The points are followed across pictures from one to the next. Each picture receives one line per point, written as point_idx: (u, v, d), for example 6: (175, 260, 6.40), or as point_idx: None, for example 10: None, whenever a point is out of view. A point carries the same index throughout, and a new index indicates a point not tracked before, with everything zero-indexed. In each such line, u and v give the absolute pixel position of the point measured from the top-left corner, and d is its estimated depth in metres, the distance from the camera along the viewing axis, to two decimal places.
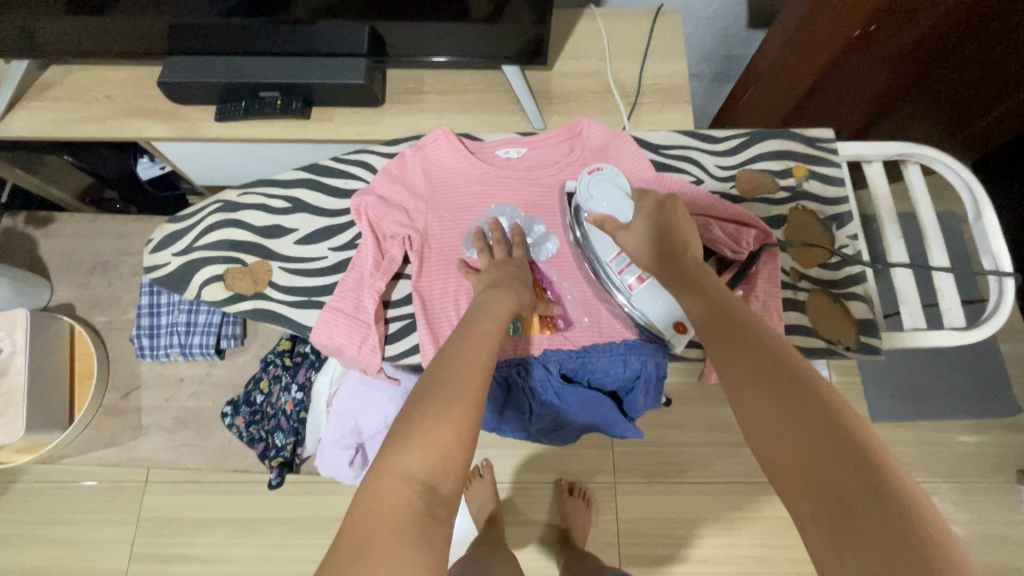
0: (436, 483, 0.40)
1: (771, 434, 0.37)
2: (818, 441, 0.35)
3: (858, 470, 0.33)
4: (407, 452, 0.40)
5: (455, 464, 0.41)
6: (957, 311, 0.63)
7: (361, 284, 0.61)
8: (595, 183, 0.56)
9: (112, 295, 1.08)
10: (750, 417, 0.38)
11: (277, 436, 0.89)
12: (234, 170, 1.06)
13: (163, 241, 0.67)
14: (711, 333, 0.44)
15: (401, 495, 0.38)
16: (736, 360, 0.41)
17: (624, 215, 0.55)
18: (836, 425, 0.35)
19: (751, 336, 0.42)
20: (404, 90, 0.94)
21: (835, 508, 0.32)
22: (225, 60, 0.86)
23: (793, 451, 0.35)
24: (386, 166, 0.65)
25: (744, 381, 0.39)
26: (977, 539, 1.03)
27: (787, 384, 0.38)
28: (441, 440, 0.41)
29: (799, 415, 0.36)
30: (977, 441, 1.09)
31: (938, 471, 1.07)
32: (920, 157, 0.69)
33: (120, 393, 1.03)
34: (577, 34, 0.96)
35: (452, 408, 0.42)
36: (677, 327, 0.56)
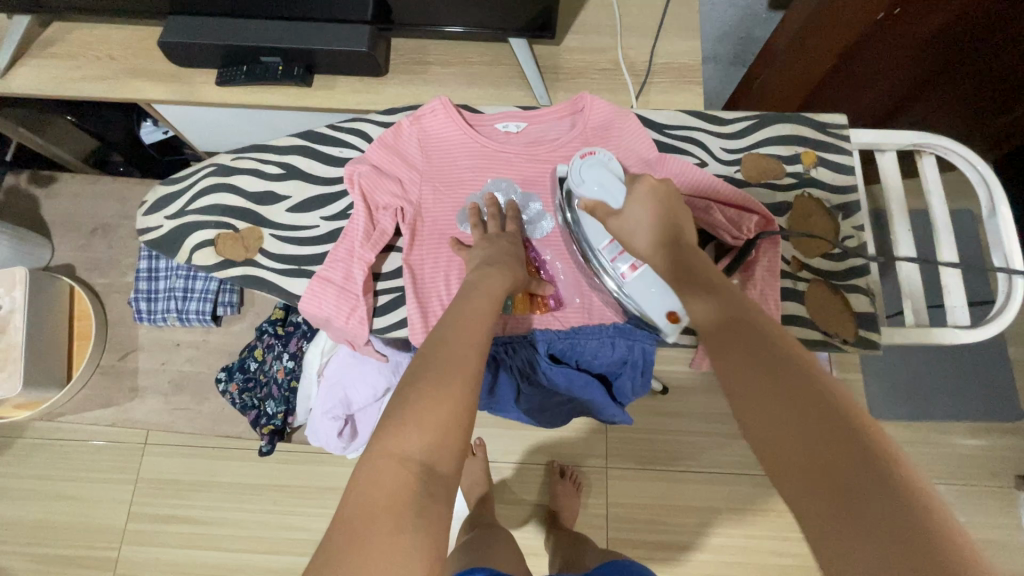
0: (434, 462, 0.39)
1: (774, 435, 0.35)
2: (825, 440, 0.33)
3: (867, 470, 0.32)
4: (403, 432, 0.39)
5: (455, 442, 0.40)
6: (962, 309, 0.62)
7: (350, 255, 0.60)
8: (587, 168, 0.56)
9: (111, 257, 1.08)
10: (752, 418, 0.37)
11: (268, 404, 0.90)
12: (235, 136, 1.05)
13: (156, 203, 0.67)
14: (710, 331, 0.42)
15: (398, 476, 0.38)
16: (737, 357, 0.39)
17: (616, 201, 0.54)
18: (836, 416, 0.34)
19: (755, 330, 0.40)
20: (409, 60, 0.92)
21: (842, 503, 0.31)
22: (228, 23, 0.84)
23: (796, 444, 0.34)
24: (382, 136, 0.64)
25: (745, 381, 0.38)
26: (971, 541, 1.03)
27: (792, 381, 0.36)
28: (439, 420, 0.40)
29: (806, 413, 0.35)
30: (979, 444, 1.07)
31: (935, 472, 1.06)
32: (937, 148, 0.66)
33: (118, 354, 1.04)
34: (589, 8, 0.93)
35: (448, 388, 0.42)
36: (671, 318, 0.54)
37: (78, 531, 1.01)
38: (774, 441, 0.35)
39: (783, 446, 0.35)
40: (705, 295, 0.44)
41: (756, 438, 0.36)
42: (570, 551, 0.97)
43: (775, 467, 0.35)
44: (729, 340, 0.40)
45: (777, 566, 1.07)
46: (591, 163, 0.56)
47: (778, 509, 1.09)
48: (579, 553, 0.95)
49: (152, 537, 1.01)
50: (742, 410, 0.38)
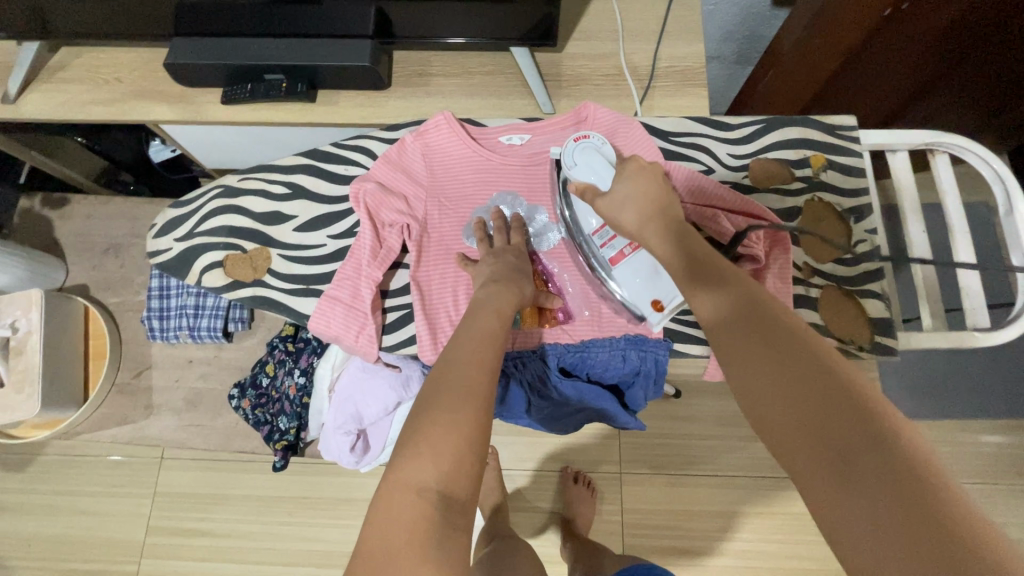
0: (451, 490, 0.38)
1: (789, 429, 0.34)
2: (832, 415, 0.33)
3: (875, 442, 0.31)
4: (417, 462, 0.39)
5: (470, 469, 0.40)
6: (981, 311, 0.60)
7: (358, 273, 0.60)
8: (579, 150, 0.57)
9: (124, 277, 1.09)
10: (763, 409, 0.36)
11: (281, 420, 0.90)
12: (242, 153, 1.06)
13: (165, 226, 0.67)
14: (717, 321, 0.41)
15: (416, 508, 0.37)
16: (745, 349, 0.38)
17: (605, 183, 0.55)
18: (832, 384, 0.34)
19: (746, 304, 0.40)
20: (411, 72, 0.92)
21: (843, 470, 0.31)
22: (231, 42, 0.85)
23: (793, 414, 0.34)
24: (386, 152, 0.64)
25: (754, 374, 0.37)
26: None
27: (788, 357, 0.36)
28: (452, 449, 0.40)
29: (820, 403, 0.34)
30: (1002, 441, 1.05)
31: (956, 471, 1.04)
32: (948, 146, 0.65)
33: (133, 372, 1.04)
34: (590, 14, 0.92)
35: (460, 413, 0.42)
36: (654, 305, 0.54)
37: (98, 547, 1.02)
38: (792, 439, 0.34)
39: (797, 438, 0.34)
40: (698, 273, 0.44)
41: (766, 428, 0.36)
42: (588, 560, 0.96)
43: (790, 462, 0.34)
44: (737, 331, 0.39)
45: (799, 570, 1.05)
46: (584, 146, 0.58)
47: (797, 512, 1.07)
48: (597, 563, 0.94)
49: (172, 552, 1.01)
50: (753, 403, 0.37)
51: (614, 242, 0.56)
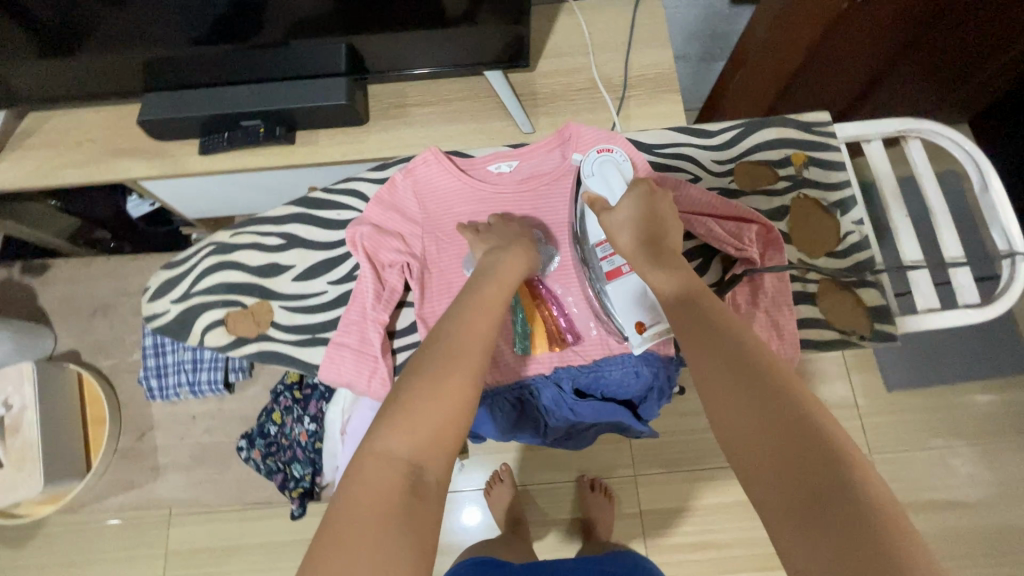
0: (422, 462, 0.41)
1: (744, 423, 0.39)
2: (797, 448, 0.36)
3: (833, 474, 0.35)
4: (392, 433, 0.42)
5: (443, 443, 0.42)
6: (969, 290, 0.64)
7: (364, 317, 0.60)
8: (599, 161, 0.59)
9: (114, 337, 1.07)
10: (720, 400, 0.41)
11: (294, 468, 0.88)
12: (223, 201, 1.04)
13: (160, 289, 0.67)
14: (685, 334, 0.45)
15: (387, 474, 0.40)
16: (722, 378, 0.41)
17: (614, 198, 0.56)
18: (797, 417, 0.38)
19: (723, 333, 0.43)
20: (388, 105, 0.92)
21: (805, 500, 0.35)
22: (203, 92, 0.85)
23: (763, 443, 0.37)
24: (377, 193, 0.64)
25: (712, 369, 0.42)
26: (998, 497, 1.04)
27: (759, 388, 0.40)
28: (429, 424, 0.42)
29: (787, 433, 0.37)
30: (995, 400, 1.09)
31: (954, 435, 1.07)
32: (918, 131, 0.67)
33: (135, 436, 1.01)
34: (558, 31, 0.94)
35: (440, 389, 0.44)
36: (637, 326, 0.56)
37: None
38: (761, 468, 0.37)
39: (751, 429, 0.38)
40: (679, 299, 0.47)
41: (737, 454, 0.39)
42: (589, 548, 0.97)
43: (742, 451, 0.39)
44: (699, 331, 0.44)
45: None
46: (606, 158, 0.59)
47: None
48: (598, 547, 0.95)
49: None
50: (712, 394, 0.41)
51: (614, 258, 0.58)
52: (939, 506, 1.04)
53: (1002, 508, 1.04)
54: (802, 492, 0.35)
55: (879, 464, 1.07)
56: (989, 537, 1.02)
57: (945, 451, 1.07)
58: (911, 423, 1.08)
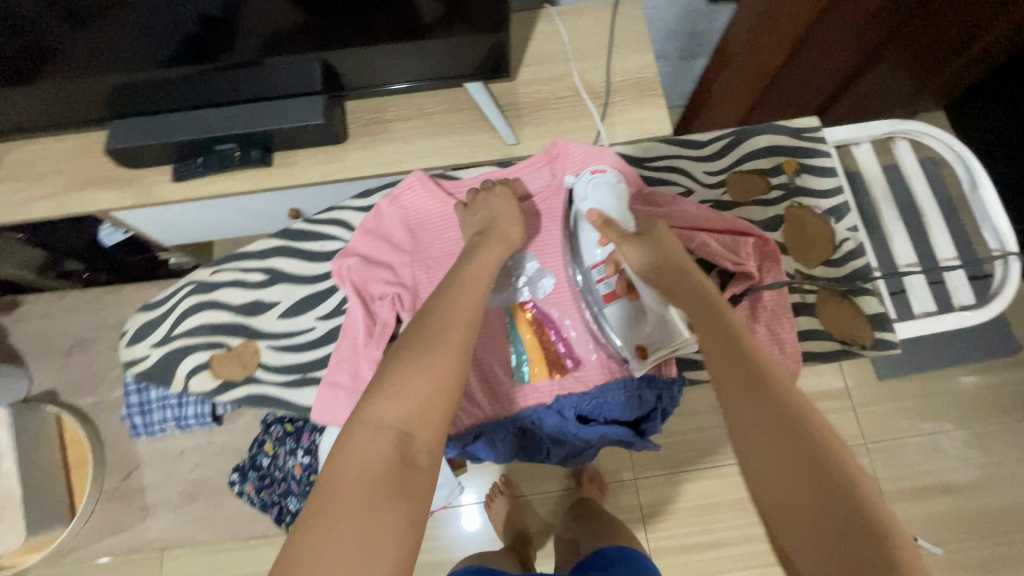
0: (413, 429, 0.42)
1: (769, 450, 0.38)
2: (823, 479, 0.35)
3: (856, 511, 0.34)
4: (382, 400, 0.42)
5: (433, 410, 0.43)
6: (964, 289, 0.65)
7: (355, 354, 0.58)
8: (593, 185, 0.59)
9: (94, 374, 1.03)
10: (730, 404, 0.41)
11: (291, 501, 0.85)
12: (200, 228, 1.00)
13: (138, 332, 0.64)
14: (711, 355, 0.44)
15: (377, 440, 0.41)
16: (746, 402, 0.40)
17: (629, 225, 0.57)
18: (824, 450, 0.37)
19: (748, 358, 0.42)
20: (367, 121, 0.89)
21: (832, 536, 0.34)
22: (171, 117, 0.81)
23: (788, 473, 0.37)
24: (364, 222, 0.63)
25: (737, 391, 0.41)
26: (990, 478, 1.05)
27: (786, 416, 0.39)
28: (419, 389, 0.43)
29: (813, 464, 0.36)
30: (979, 381, 1.10)
31: (943, 417, 1.08)
32: (907, 132, 0.67)
33: (122, 475, 0.98)
34: (538, 37, 0.92)
35: (428, 356, 0.44)
36: (638, 351, 0.58)
37: None
38: (785, 496, 0.36)
39: (759, 437, 0.39)
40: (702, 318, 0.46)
41: (760, 481, 0.38)
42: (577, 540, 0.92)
43: (751, 459, 0.39)
44: (726, 351, 0.43)
45: None
46: (599, 180, 0.60)
47: None
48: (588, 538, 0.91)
49: None
50: (724, 397, 0.42)
51: (610, 280, 0.59)
52: (935, 491, 1.05)
53: (997, 489, 1.04)
54: (811, 504, 0.35)
55: (873, 454, 1.07)
56: (983, 519, 1.03)
57: (934, 435, 1.08)
58: (901, 411, 1.09)
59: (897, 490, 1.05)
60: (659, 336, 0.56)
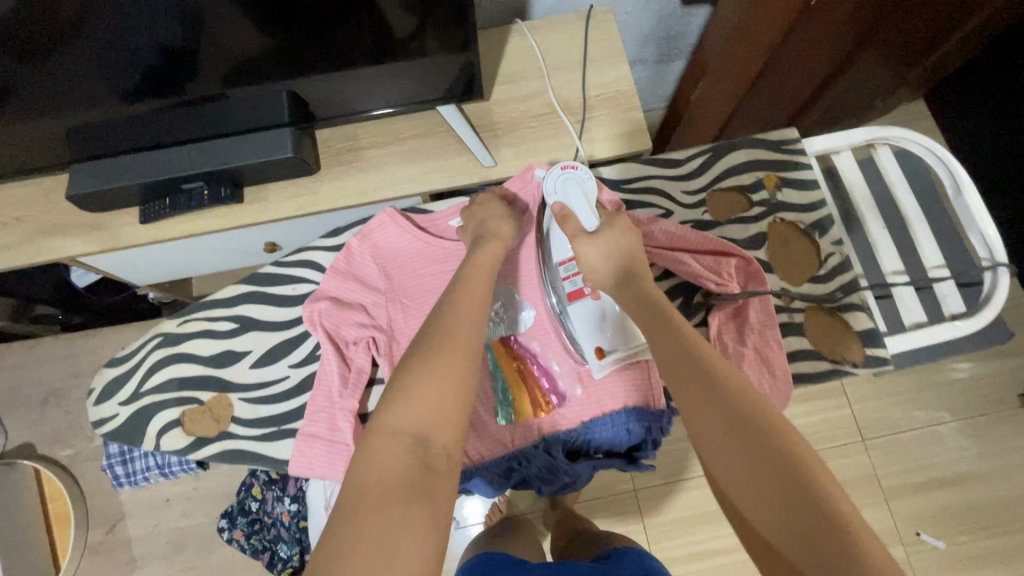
0: (428, 435, 0.44)
1: (728, 459, 0.40)
2: (779, 482, 0.37)
3: (814, 509, 0.36)
4: (395, 409, 0.44)
5: (448, 413, 0.45)
6: (953, 298, 0.64)
7: (332, 405, 0.64)
8: (562, 180, 0.60)
9: (72, 424, 1.00)
10: (689, 413, 0.43)
11: (281, 547, 0.83)
12: (174, 269, 0.97)
13: (105, 392, 0.71)
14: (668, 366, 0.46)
15: (396, 449, 0.42)
16: (701, 412, 0.42)
17: (590, 223, 0.58)
18: (776, 451, 0.38)
19: (700, 366, 0.44)
20: (339, 150, 0.87)
21: (793, 535, 0.35)
22: (135, 158, 0.79)
23: (748, 479, 0.38)
24: (335, 261, 0.67)
25: (693, 405, 0.42)
26: (994, 467, 1.00)
27: (739, 422, 0.40)
28: (431, 397, 0.45)
29: (769, 468, 0.38)
30: (972, 369, 1.04)
31: (939, 404, 1.03)
32: (887, 139, 0.68)
33: (105, 528, 0.95)
34: (509, 55, 0.90)
35: (434, 367, 0.46)
36: (597, 352, 0.60)
37: None
38: (752, 502, 0.38)
39: (722, 445, 0.40)
40: (657, 331, 0.48)
41: (728, 487, 0.40)
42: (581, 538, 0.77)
43: (715, 466, 0.41)
44: (681, 365, 0.44)
45: None
46: (570, 176, 0.60)
47: None
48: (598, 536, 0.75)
49: None
50: (682, 406, 0.43)
51: (575, 280, 0.61)
52: (941, 482, 0.99)
53: (1009, 478, 0.99)
54: (772, 504, 0.37)
55: (872, 450, 1.01)
56: (993, 511, 0.98)
57: (929, 424, 1.02)
58: (900, 403, 1.03)
59: (901, 486, 0.99)
60: (619, 336, 0.60)
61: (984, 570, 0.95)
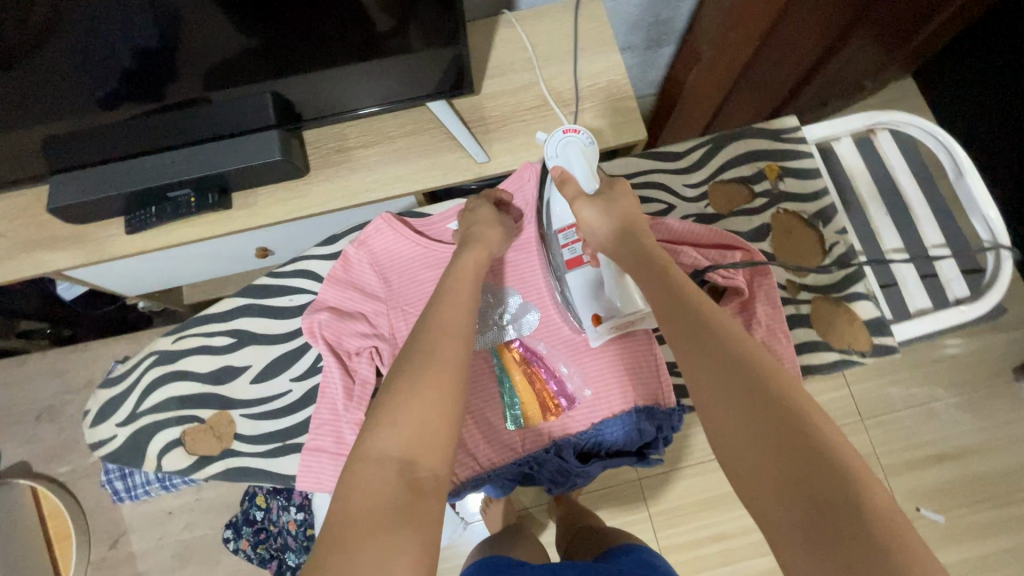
0: (416, 457, 0.43)
1: (736, 425, 0.38)
2: (791, 448, 0.35)
3: (828, 474, 0.34)
4: (382, 434, 0.43)
5: (434, 437, 0.44)
6: (958, 283, 0.64)
7: (337, 417, 0.63)
8: (563, 142, 0.60)
9: (66, 441, 0.98)
10: (696, 378, 0.41)
11: (288, 557, 0.82)
12: (165, 278, 0.95)
13: (103, 413, 0.71)
14: (674, 331, 0.43)
15: (383, 475, 0.42)
16: (709, 377, 0.40)
17: (588, 184, 0.58)
18: (787, 416, 0.37)
19: (708, 331, 0.42)
20: (328, 150, 0.85)
21: (805, 504, 0.34)
22: (118, 167, 0.76)
23: (756, 446, 0.37)
24: (332, 269, 0.66)
25: (700, 369, 0.41)
26: (993, 441, 1.01)
27: (750, 387, 0.38)
28: (417, 420, 0.44)
29: (782, 433, 0.36)
30: (969, 346, 1.05)
31: (936, 383, 1.04)
32: (886, 122, 0.68)
33: (108, 544, 0.94)
34: (497, 47, 0.88)
35: (422, 392, 0.45)
36: (593, 319, 0.59)
37: None
38: (759, 470, 0.36)
39: (731, 411, 0.38)
40: (662, 295, 0.46)
41: (733, 456, 0.38)
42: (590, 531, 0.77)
43: (714, 421, 0.39)
44: (688, 328, 0.43)
45: None
46: (571, 139, 0.60)
47: None
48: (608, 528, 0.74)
49: None
50: (689, 371, 0.41)
51: (574, 247, 0.60)
52: (940, 459, 1.00)
53: (1006, 451, 1.00)
54: (775, 459, 0.36)
55: (872, 429, 1.02)
56: (992, 483, 0.99)
57: (927, 401, 1.03)
58: (897, 381, 1.04)
59: (903, 465, 1.00)
60: (618, 305, 0.58)
61: (985, 542, 0.96)
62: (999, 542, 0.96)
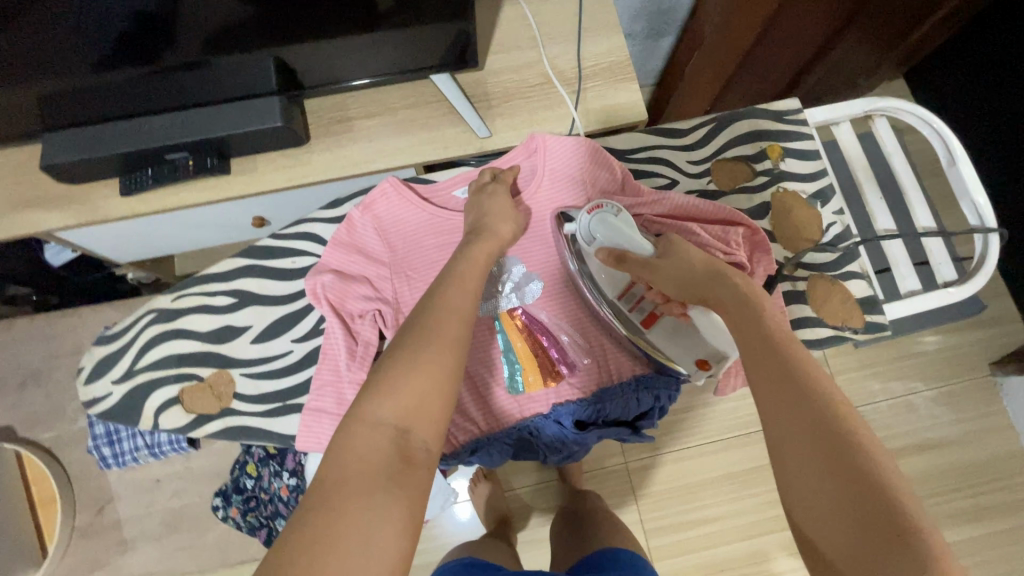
0: (409, 426, 0.43)
1: (810, 476, 0.37)
2: (868, 516, 0.34)
3: (903, 553, 0.32)
4: (378, 402, 0.44)
5: (430, 407, 0.44)
6: (946, 266, 0.67)
7: (340, 376, 0.64)
8: (596, 222, 0.59)
9: (54, 406, 0.97)
10: (772, 419, 0.40)
11: (278, 523, 0.83)
12: (160, 243, 0.93)
13: (98, 372, 0.71)
14: (752, 365, 0.43)
15: (377, 440, 0.42)
16: (784, 421, 0.39)
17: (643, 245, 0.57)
18: (867, 477, 0.35)
19: (790, 370, 0.41)
20: (329, 120, 0.84)
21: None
22: (114, 126, 0.75)
23: (829, 505, 0.35)
24: (337, 232, 0.66)
25: (774, 408, 0.40)
26: (970, 433, 1.04)
27: (828, 439, 0.37)
28: (413, 388, 0.44)
29: (856, 495, 0.34)
30: (951, 340, 1.08)
31: (918, 375, 1.07)
32: (885, 109, 0.69)
33: (94, 510, 0.93)
34: (502, 24, 0.88)
35: (420, 361, 0.46)
36: (700, 364, 0.60)
37: None
38: (831, 530, 0.35)
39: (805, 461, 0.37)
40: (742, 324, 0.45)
41: (803, 508, 0.37)
42: (571, 514, 0.80)
43: (782, 465, 0.39)
44: (767, 364, 0.41)
45: None
46: (600, 217, 0.60)
47: None
48: (589, 514, 0.78)
49: None
50: (764, 409, 0.41)
51: (642, 305, 0.61)
52: (917, 448, 1.04)
53: (982, 443, 1.03)
54: (848, 522, 0.34)
55: None
56: (967, 474, 1.02)
57: (907, 392, 1.06)
58: (878, 373, 1.07)
59: None
60: (713, 349, 0.59)
61: (957, 530, 1.00)
62: (970, 530, 1.00)
